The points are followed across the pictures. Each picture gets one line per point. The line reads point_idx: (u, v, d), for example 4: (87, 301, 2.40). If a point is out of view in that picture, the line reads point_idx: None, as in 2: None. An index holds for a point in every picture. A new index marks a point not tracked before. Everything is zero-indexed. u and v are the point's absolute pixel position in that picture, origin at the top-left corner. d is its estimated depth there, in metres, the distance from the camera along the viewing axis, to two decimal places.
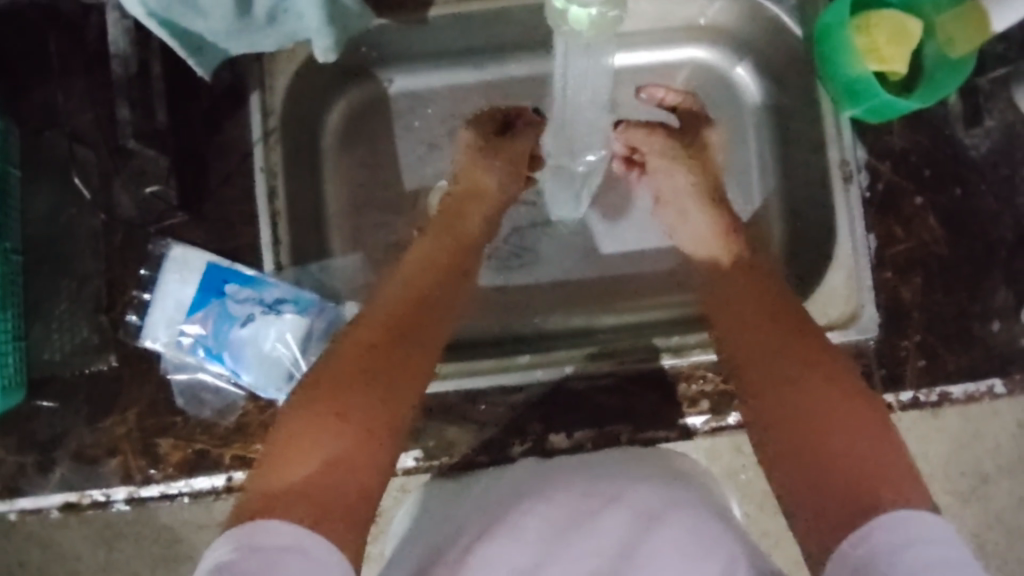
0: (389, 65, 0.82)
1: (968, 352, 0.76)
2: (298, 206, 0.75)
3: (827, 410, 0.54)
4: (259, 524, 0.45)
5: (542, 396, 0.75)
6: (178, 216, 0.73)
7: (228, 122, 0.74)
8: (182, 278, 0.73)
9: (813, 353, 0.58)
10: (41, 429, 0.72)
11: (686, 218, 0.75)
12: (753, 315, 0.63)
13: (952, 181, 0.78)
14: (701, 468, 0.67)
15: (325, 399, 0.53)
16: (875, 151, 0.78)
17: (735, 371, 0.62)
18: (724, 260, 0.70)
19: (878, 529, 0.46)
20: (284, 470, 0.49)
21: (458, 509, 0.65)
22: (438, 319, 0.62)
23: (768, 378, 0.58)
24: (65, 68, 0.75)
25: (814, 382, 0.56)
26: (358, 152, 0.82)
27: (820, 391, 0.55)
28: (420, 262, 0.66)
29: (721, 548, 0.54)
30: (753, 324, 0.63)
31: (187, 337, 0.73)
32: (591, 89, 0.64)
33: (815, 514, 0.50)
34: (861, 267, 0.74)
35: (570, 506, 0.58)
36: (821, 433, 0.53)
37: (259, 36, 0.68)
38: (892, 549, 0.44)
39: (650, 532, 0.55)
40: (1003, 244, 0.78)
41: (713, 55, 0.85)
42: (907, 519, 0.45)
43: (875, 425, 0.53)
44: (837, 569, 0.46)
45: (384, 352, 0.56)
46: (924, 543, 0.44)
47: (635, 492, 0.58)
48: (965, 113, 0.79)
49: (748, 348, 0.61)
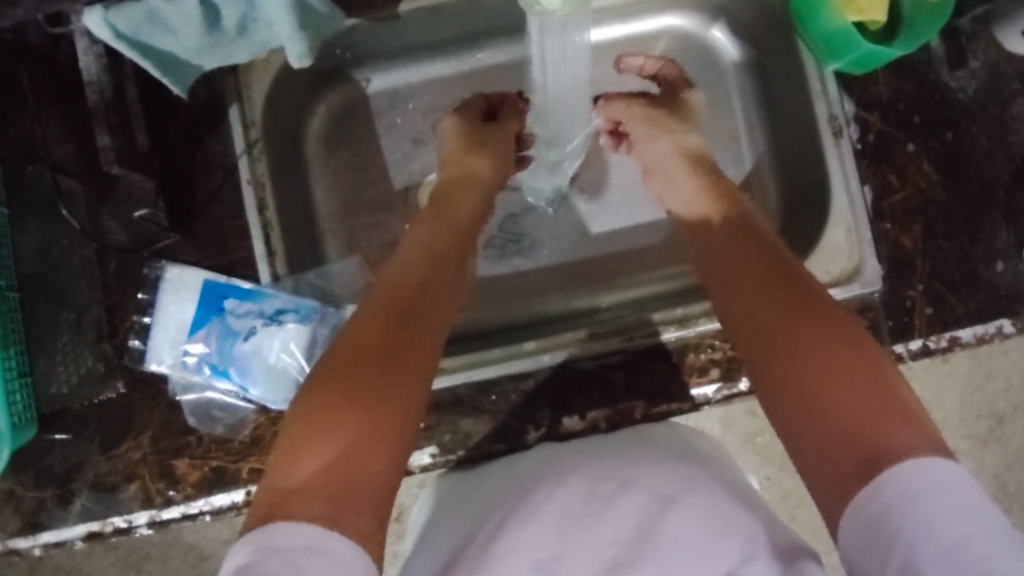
0: (366, 64, 0.81)
1: (974, 294, 0.75)
2: (290, 215, 0.75)
3: (830, 359, 0.54)
4: (279, 526, 0.45)
5: (552, 380, 0.75)
6: (170, 237, 0.73)
7: (210, 138, 0.73)
8: (180, 298, 0.73)
9: (814, 304, 0.58)
10: (57, 462, 0.72)
11: (675, 183, 0.75)
12: (753, 270, 0.63)
13: (943, 126, 0.77)
14: (718, 449, 0.68)
15: (331, 390, 0.53)
16: (863, 102, 0.77)
17: (739, 329, 0.62)
18: (716, 219, 0.70)
19: (892, 481, 0.46)
20: (295, 467, 0.49)
21: (477, 503, 0.65)
22: (438, 307, 0.62)
23: (774, 334, 0.58)
24: (41, 101, 0.74)
25: (816, 333, 0.56)
26: (344, 155, 0.81)
27: (826, 344, 0.55)
28: (414, 252, 0.65)
29: (737, 530, 0.54)
30: (754, 281, 0.62)
31: (192, 356, 0.73)
32: (571, 62, 0.63)
33: (829, 470, 0.50)
34: (859, 220, 0.74)
35: (585, 492, 0.57)
36: (829, 385, 0.53)
37: (231, 48, 0.67)
38: (906, 500, 0.44)
39: (668, 514, 0.55)
40: (1000, 183, 0.77)
41: (690, 22, 0.84)
42: (922, 466, 0.45)
43: (878, 371, 0.53)
44: (855, 521, 0.47)
45: (387, 338, 0.56)
46: (942, 489, 0.44)
47: (650, 477, 0.58)
48: (949, 55, 0.78)
49: (750, 302, 0.61)
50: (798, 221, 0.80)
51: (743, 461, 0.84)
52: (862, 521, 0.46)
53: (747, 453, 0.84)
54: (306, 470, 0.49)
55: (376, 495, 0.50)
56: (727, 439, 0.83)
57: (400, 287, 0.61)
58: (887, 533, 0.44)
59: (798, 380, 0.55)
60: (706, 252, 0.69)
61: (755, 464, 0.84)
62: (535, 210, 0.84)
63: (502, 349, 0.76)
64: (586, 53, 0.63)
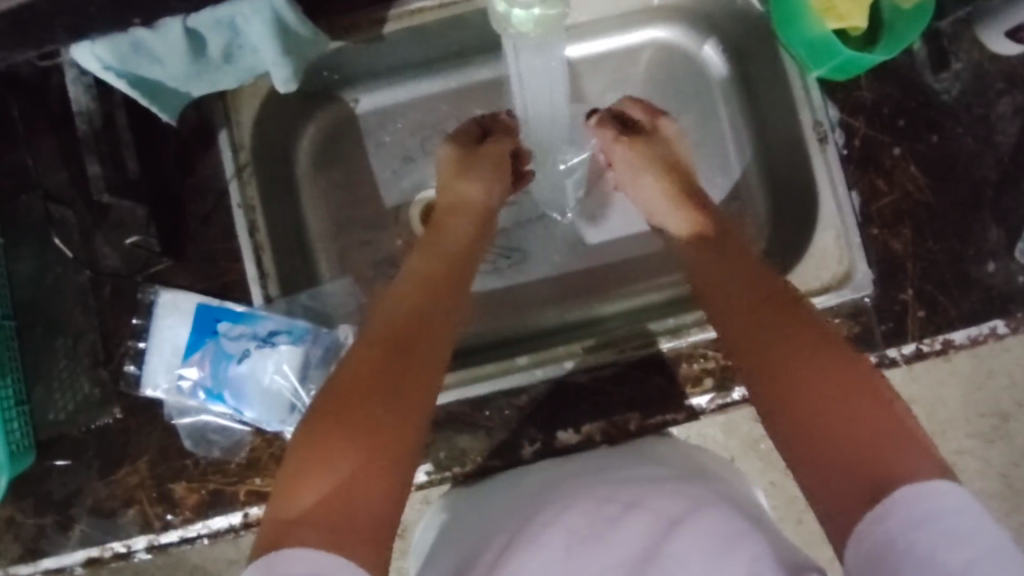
0: (354, 85, 0.82)
1: (967, 294, 0.76)
2: (281, 237, 0.76)
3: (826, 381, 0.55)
4: (281, 556, 0.46)
5: (545, 395, 0.74)
6: (163, 262, 0.74)
7: (202, 160, 0.74)
8: (174, 322, 0.73)
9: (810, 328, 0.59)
10: (56, 489, 0.72)
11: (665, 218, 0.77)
12: (745, 297, 0.64)
13: (928, 129, 0.77)
14: (726, 466, 0.69)
15: (332, 420, 0.53)
16: (847, 107, 0.78)
17: (740, 351, 0.62)
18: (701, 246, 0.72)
19: (896, 506, 0.46)
20: (293, 497, 0.50)
21: (486, 518, 0.65)
22: (440, 336, 0.62)
23: (770, 356, 0.59)
24: (31, 131, 0.75)
25: (811, 355, 0.57)
26: (334, 175, 0.82)
27: (831, 369, 0.55)
28: (409, 278, 0.66)
29: (742, 550, 0.53)
30: (748, 305, 0.63)
31: (186, 380, 0.73)
32: (546, 78, 0.65)
33: (834, 490, 0.51)
34: (848, 226, 0.74)
35: (590, 513, 0.57)
36: (833, 406, 0.53)
37: (218, 74, 0.68)
38: (909, 524, 0.45)
39: (672, 530, 0.54)
40: (988, 183, 0.78)
41: (674, 34, 0.85)
42: (926, 490, 0.46)
43: (872, 391, 0.54)
44: (861, 543, 0.47)
45: (385, 361, 0.57)
46: (942, 514, 0.45)
47: (656, 499, 0.58)
48: (931, 58, 0.78)
49: (746, 325, 0.62)
50: (788, 227, 0.80)
51: (747, 467, 0.84)
52: (868, 545, 0.47)
53: (750, 459, 0.84)
54: (305, 501, 0.50)
55: (371, 521, 0.50)
56: (730, 444, 0.83)
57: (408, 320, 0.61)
58: (893, 560, 0.45)
59: (801, 400, 0.55)
60: (702, 270, 0.70)
61: (760, 470, 0.84)
62: (524, 224, 0.84)
63: (494, 364, 0.76)
64: (560, 72, 0.65)
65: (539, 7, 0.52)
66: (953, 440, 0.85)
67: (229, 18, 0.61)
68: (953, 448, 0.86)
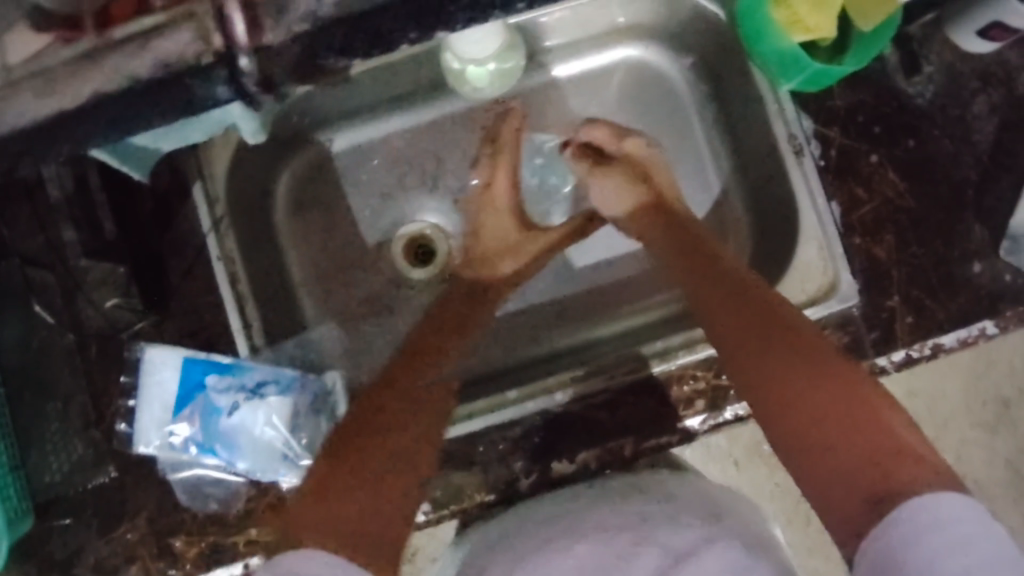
0: (327, 125, 0.82)
1: (955, 297, 0.75)
2: (263, 285, 0.76)
3: (825, 399, 0.54)
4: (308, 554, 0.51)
5: (537, 426, 0.73)
6: (147, 319, 0.74)
7: (178, 216, 0.75)
8: (161, 378, 0.72)
9: (808, 346, 0.59)
10: (56, 551, 0.72)
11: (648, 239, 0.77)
12: (740, 314, 0.64)
13: (905, 133, 0.77)
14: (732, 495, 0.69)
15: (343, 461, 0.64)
16: (821, 117, 0.77)
17: (739, 370, 0.61)
18: (692, 260, 0.71)
19: (899, 520, 0.45)
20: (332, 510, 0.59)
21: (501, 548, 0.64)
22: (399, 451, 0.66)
23: (769, 376, 0.58)
24: (5, 198, 0.75)
25: (809, 373, 0.56)
26: (314, 218, 0.83)
27: (824, 381, 0.56)
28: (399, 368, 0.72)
29: None
30: (744, 324, 0.63)
31: (177, 436, 0.72)
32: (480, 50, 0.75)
33: (840, 510, 0.50)
34: (829, 236, 0.74)
35: (601, 546, 0.58)
36: (827, 416, 0.54)
37: (189, 130, 0.68)
38: (916, 535, 0.44)
39: (681, 563, 0.55)
40: (968, 184, 0.77)
41: (643, 52, 0.85)
42: (933, 502, 0.45)
43: (866, 406, 0.53)
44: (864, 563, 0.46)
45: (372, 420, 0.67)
46: (943, 530, 0.44)
47: (666, 533, 0.59)
48: (903, 63, 0.78)
49: (744, 342, 0.62)
50: (771, 240, 0.79)
51: (752, 474, 0.83)
52: (870, 560, 0.46)
53: (755, 465, 0.83)
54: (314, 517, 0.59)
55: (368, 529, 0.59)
56: (734, 452, 0.82)
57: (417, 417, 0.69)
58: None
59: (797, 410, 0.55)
60: (694, 284, 0.69)
61: (765, 475, 0.83)
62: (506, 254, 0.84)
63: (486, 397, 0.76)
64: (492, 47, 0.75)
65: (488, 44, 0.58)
66: (954, 434, 0.85)
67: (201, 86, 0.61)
68: (955, 442, 0.86)
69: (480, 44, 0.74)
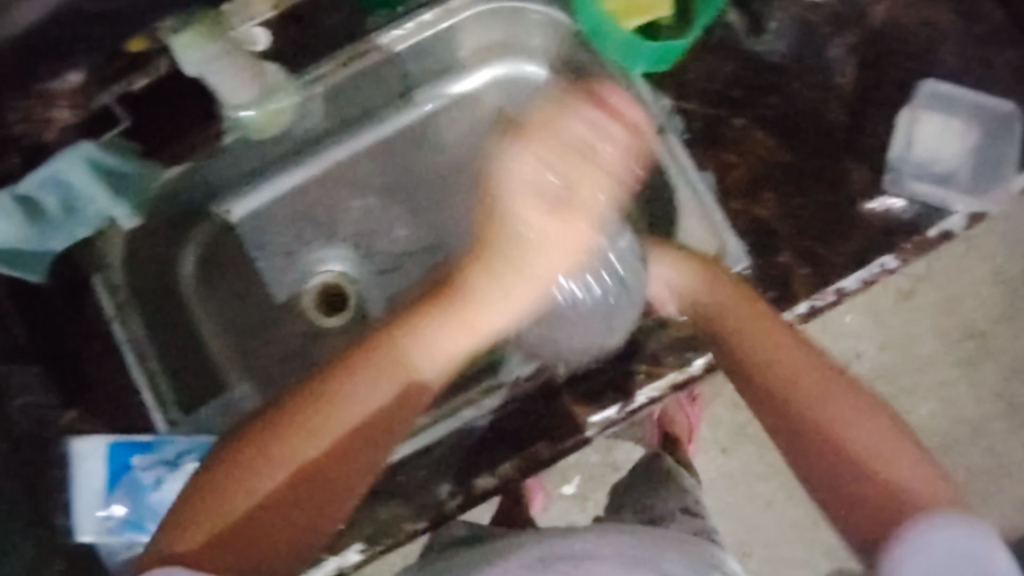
0: (221, 197, 0.85)
1: (850, 239, 0.74)
2: (181, 360, 0.80)
3: (877, 443, 0.64)
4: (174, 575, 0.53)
5: (450, 447, 0.73)
6: (71, 413, 0.72)
7: (88, 308, 0.76)
8: (88, 470, 0.69)
9: (823, 371, 0.67)
10: None
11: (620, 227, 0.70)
12: (803, 363, 0.67)
13: (765, 92, 0.77)
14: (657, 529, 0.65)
15: (257, 455, 0.60)
16: (677, 94, 0.78)
17: (761, 395, 0.67)
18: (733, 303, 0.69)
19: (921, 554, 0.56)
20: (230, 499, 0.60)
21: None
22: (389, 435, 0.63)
23: (818, 413, 0.65)
24: None
25: (838, 393, 0.66)
26: (223, 287, 0.85)
27: (863, 466, 0.63)
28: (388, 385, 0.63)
29: None
30: (785, 376, 0.67)
31: (115, 518, 0.69)
32: (229, 85, 0.72)
33: (881, 520, 0.60)
34: (705, 204, 0.75)
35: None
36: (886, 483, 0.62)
37: (56, 232, 0.71)
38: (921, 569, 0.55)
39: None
40: (839, 128, 0.77)
41: (509, 67, 0.87)
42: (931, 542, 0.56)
43: (872, 417, 0.65)
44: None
45: (349, 442, 0.62)
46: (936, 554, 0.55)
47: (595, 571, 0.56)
48: (748, 24, 0.78)
49: (791, 365, 0.67)
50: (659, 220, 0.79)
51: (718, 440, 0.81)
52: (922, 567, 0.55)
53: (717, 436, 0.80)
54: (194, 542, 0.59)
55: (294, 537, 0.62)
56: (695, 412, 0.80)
57: (386, 411, 0.63)
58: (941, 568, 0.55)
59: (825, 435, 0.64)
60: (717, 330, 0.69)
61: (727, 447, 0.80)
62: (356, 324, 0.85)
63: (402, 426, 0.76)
64: (241, 87, 0.73)
65: (218, 47, 0.69)
66: None
67: (50, 174, 0.66)
68: None
69: (238, 89, 0.73)
